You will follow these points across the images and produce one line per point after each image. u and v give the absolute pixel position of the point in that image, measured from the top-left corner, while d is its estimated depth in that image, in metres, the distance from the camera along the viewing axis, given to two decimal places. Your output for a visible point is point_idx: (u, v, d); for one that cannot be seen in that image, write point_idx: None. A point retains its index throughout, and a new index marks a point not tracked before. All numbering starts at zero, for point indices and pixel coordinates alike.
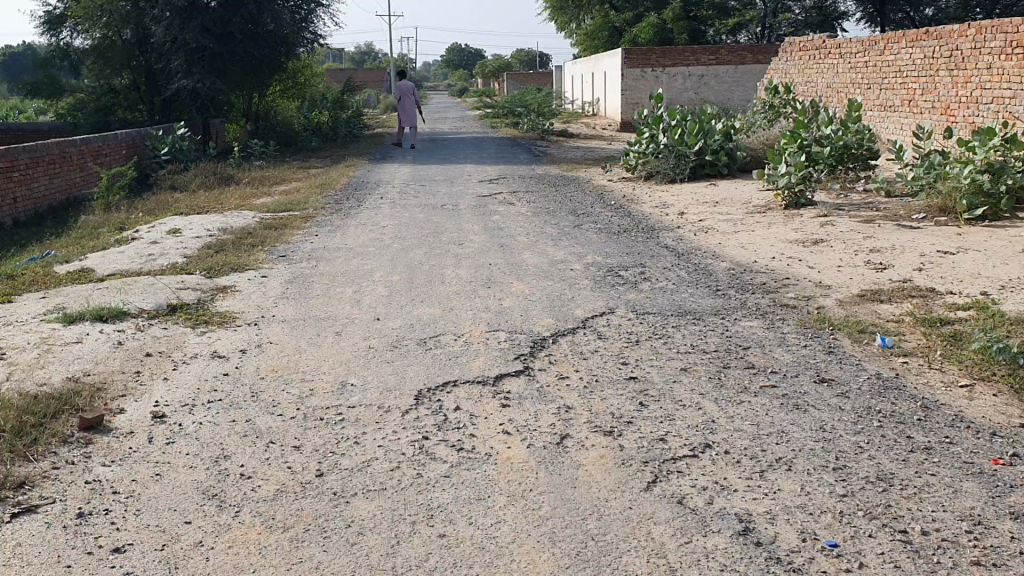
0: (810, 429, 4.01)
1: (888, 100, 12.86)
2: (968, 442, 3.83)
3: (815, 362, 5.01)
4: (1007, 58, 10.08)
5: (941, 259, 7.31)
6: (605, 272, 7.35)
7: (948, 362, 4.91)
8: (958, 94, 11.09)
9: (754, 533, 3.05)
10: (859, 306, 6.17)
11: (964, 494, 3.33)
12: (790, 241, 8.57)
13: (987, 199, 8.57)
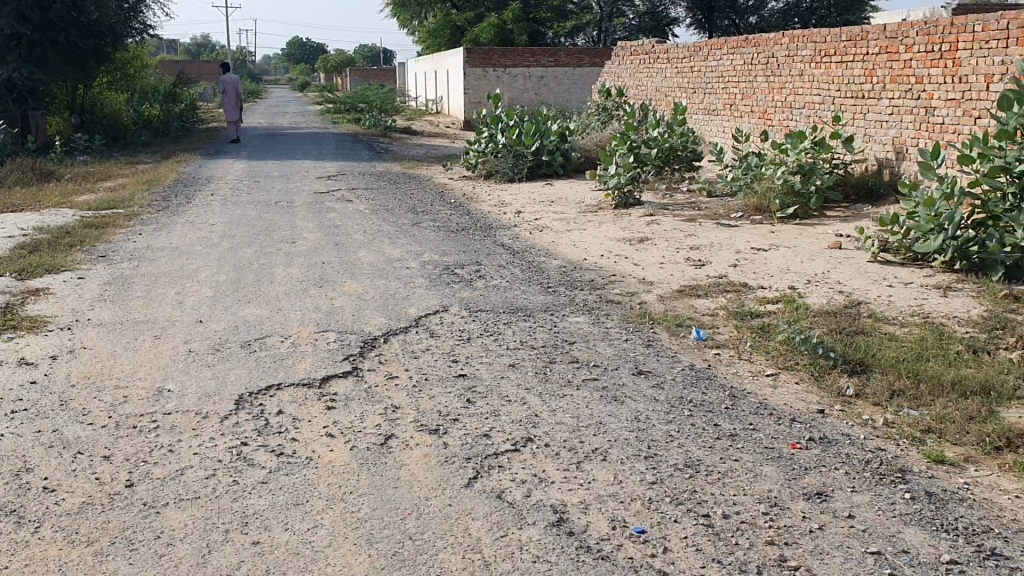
0: (626, 420, 4.16)
1: (711, 104, 13.44)
2: (770, 428, 4.08)
3: (635, 355, 5.20)
4: (817, 66, 10.74)
5: (754, 255, 7.73)
6: (441, 270, 7.37)
7: (757, 353, 5.21)
8: (773, 100, 11.72)
9: (568, 523, 3.14)
10: (679, 301, 6.45)
11: (763, 477, 3.55)
12: (618, 239, 8.85)
13: (798, 198, 9.12)
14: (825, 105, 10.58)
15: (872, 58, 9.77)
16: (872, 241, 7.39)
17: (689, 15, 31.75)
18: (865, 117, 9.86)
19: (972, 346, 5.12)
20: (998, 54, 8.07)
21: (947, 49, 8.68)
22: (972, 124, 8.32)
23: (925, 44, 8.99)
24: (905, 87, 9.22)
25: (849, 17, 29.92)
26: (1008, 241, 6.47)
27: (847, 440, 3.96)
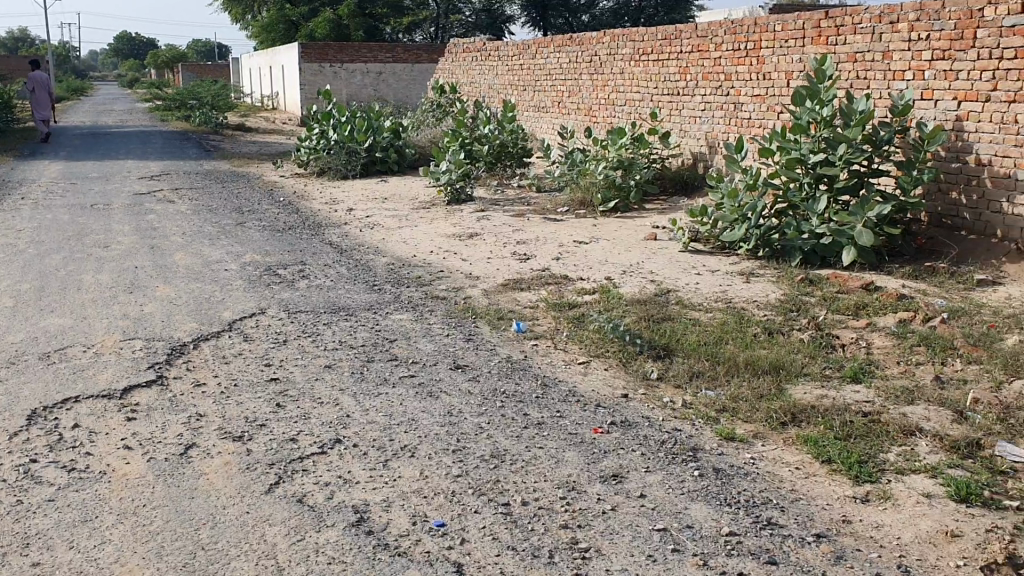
0: (437, 414, 4.19)
1: (541, 102, 13.68)
2: (576, 415, 4.20)
3: (453, 349, 5.23)
4: (636, 64, 11.10)
5: (577, 248, 7.94)
6: (262, 271, 7.21)
7: (572, 342, 5.35)
8: (598, 97, 12.02)
9: (367, 522, 3.14)
10: (502, 294, 6.54)
11: (564, 463, 3.66)
12: (447, 235, 8.90)
13: (619, 192, 9.45)
14: (645, 103, 10.97)
15: (685, 56, 10.18)
16: (684, 231, 7.72)
17: (523, 13, 32.15)
18: (681, 113, 10.29)
19: (768, 329, 5.43)
20: (796, 52, 8.60)
21: (752, 47, 9.16)
22: (776, 119, 8.83)
23: (732, 42, 9.43)
24: (716, 84, 9.67)
25: (675, 16, 31.12)
26: (804, 228, 6.90)
27: (646, 423, 4.13)
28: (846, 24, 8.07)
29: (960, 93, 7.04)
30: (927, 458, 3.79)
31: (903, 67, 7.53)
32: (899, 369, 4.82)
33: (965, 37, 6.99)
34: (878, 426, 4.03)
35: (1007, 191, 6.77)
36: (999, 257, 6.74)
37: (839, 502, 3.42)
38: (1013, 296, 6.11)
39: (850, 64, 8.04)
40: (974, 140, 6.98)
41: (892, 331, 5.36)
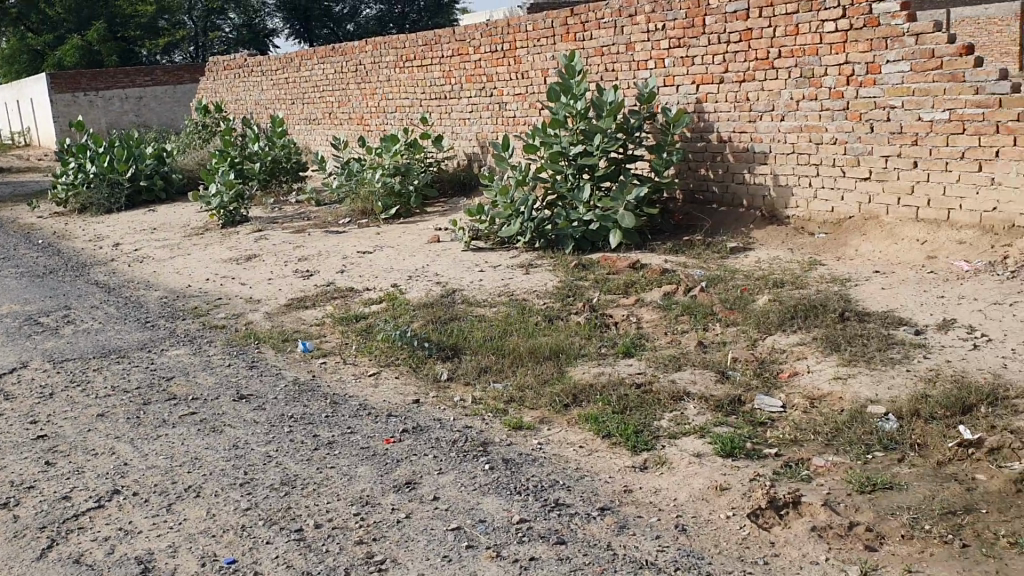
0: (223, 449, 4.06)
1: (311, 115, 13.48)
2: (367, 429, 4.19)
3: (237, 379, 5.08)
4: (401, 71, 11.16)
5: (360, 259, 7.91)
6: (21, 321, 6.73)
7: (360, 354, 5.34)
8: (367, 106, 12.00)
9: (153, 572, 3.02)
10: (286, 315, 6.43)
11: (356, 479, 3.65)
12: (225, 260, 8.62)
13: (399, 198, 9.51)
14: (414, 108, 11.08)
15: (447, 60, 10.33)
16: (463, 231, 7.87)
17: (286, 25, 31.23)
18: (450, 116, 10.49)
19: (548, 316, 5.65)
20: (549, 50, 8.92)
21: (508, 48, 9.43)
22: (538, 115, 9.19)
23: (490, 45, 9.65)
24: (479, 85, 9.90)
25: (439, 20, 31.50)
26: (573, 216, 7.23)
27: (437, 425, 4.19)
28: (590, 20, 8.47)
29: (697, 77, 7.70)
30: (695, 420, 4.10)
31: (645, 57, 8.07)
32: (667, 340, 5.16)
33: (696, 25, 7.61)
34: (651, 396, 4.32)
35: (747, 163, 7.52)
36: (747, 224, 7.49)
37: (621, 473, 3.63)
38: (762, 261, 6.69)
39: (598, 58, 8.47)
40: (714, 120, 7.69)
41: (659, 304, 5.71)
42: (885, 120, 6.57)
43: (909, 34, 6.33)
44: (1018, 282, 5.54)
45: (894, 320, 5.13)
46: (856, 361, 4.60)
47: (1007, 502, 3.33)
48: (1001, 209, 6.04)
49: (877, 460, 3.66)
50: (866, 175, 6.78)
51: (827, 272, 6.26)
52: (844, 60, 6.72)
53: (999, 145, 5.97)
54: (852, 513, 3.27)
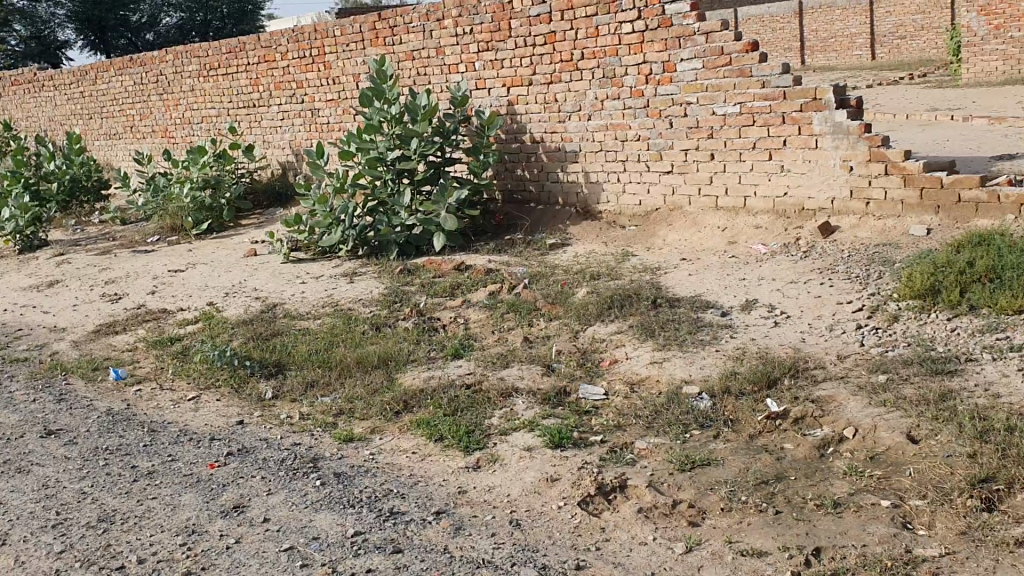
0: (31, 490, 3.80)
1: (111, 129, 12.80)
2: (189, 455, 4.03)
3: (43, 415, 4.75)
4: (205, 80, 10.76)
5: (173, 278, 7.59)
6: None
7: (178, 378, 5.12)
8: (172, 117, 11.51)
9: None
10: (95, 342, 6.09)
11: (180, 508, 3.50)
12: (23, 288, 8.07)
13: (210, 212, 9.22)
14: (222, 118, 10.73)
15: (254, 68, 10.04)
16: (282, 243, 7.70)
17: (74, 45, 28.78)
18: (261, 124, 10.25)
19: (373, 324, 5.60)
20: (359, 55, 8.84)
21: (316, 54, 9.26)
22: (352, 121, 9.10)
23: (297, 51, 9.45)
24: (289, 93, 9.71)
25: (245, 27, 27.80)
26: (395, 222, 7.21)
27: (264, 445, 4.08)
28: (398, 25, 8.44)
29: (507, 80, 7.86)
30: (524, 414, 4.18)
31: (455, 60, 8.14)
32: (493, 338, 5.23)
33: (502, 28, 7.75)
34: (479, 396, 4.37)
35: (560, 162, 7.75)
36: (563, 221, 7.72)
37: (454, 474, 3.65)
38: (580, 255, 6.89)
39: (409, 62, 8.48)
40: (526, 121, 7.87)
41: (483, 304, 5.78)
42: (683, 115, 6.91)
43: (700, 33, 6.66)
44: (810, 261, 5.96)
45: (704, 304, 5.41)
46: (671, 345, 4.81)
47: (811, 467, 3.58)
48: (791, 194, 6.54)
49: (695, 438, 3.85)
50: (669, 169, 7.12)
51: (640, 262, 6.53)
52: (643, 60, 7.00)
53: (786, 134, 6.44)
54: (675, 491, 3.42)
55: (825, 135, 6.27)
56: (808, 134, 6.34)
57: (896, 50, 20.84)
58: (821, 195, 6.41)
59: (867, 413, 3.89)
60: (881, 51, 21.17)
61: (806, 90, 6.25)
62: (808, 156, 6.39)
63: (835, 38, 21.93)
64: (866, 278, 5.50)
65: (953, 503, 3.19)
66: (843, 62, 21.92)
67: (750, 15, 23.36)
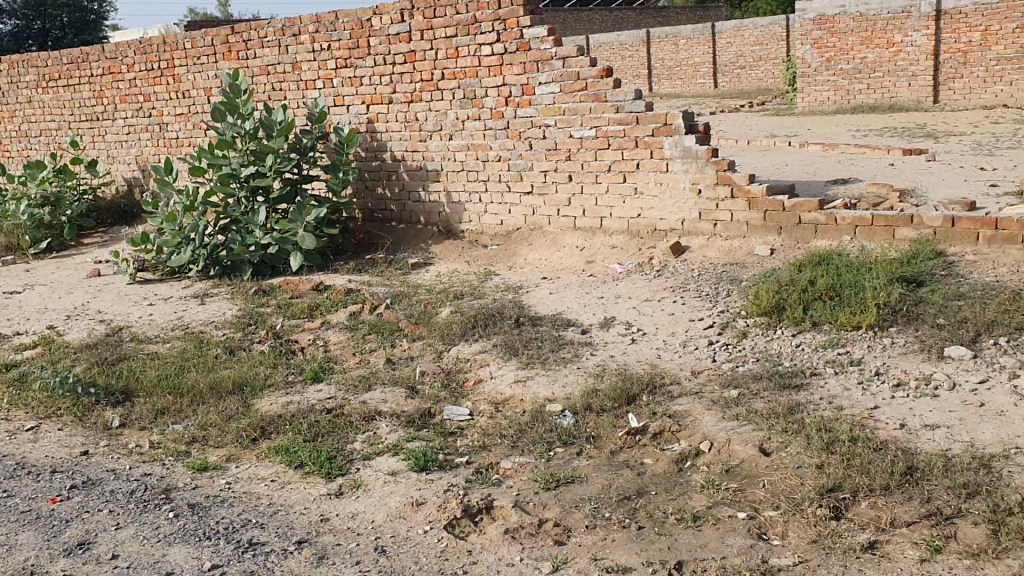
0: None
1: None
2: (26, 490, 3.76)
3: None
4: (44, 91, 10.20)
5: (7, 300, 7.11)
6: None
7: (15, 407, 4.78)
8: (6, 129, 10.85)
9: None
10: None
11: (18, 548, 3.26)
12: None
13: (50, 230, 8.74)
14: (63, 131, 10.20)
15: (97, 79, 9.58)
16: (127, 262, 7.35)
17: None
18: (105, 138, 9.81)
19: (228, 347, 5.41)
20: (211, 69, 8.55)
21: (165, 66, 8.91)
22: (203, 136, 8.81)
23: (144, 63, 9.07)
24: (135, 106, 9.32)
25: (86, 37, 26.14)
26: (249, 241, 7.01)
27: (111, 476, 3.85)
28: (252, 39, 8.23)
29: (366, 97, 7.80)
30: (388, 438, 4.12)
31: (313, 77, 8.02)
32: (355, 360, 5.14)
33: (360, 46, 7.67)
34: (341, 420, 4.27)
35: (421, 181, 7.77)
36: (425, 240, 7.74)
37: (316, 502, 3.55)
38: (441, 275, 6.88)
39: (264, 77, 8.29)
40: (386, 140, 7.84)
41: (343, 325, 5.68)
42: (542, 138, 7.01)
43: (557, 58, 6.75)
44: (662, 279, 6.14)
45: (564, 322, 5.48)
46: (533, 363, 4.85)
47: (671, 481, 3.67)
48: (644, 215, 6.75)
49: (559, 456, 3.88)
50: (528, 190, 7.22)
51: (502, 281, 6.57)
52: (502, 83, 7.06)
53: (639, 157, 6.62)
54: (541, 510, 3.44)
55: (675, 159, 6.48)
56: (659, 157, 6.54)
57: (737, 79, 21.86)
58: (672, 216, 6.64)
59: (722, 427, 4.02)
60: (723, 80, 22.18)
61: (657, 116, 6.44)
62: (660, 178, 6.60)
63: (680, 66, 22.82)
64: (715, 295, 5.71)
65: (804, 512, 3.32)
66: (688, 88, 22.86)
67: (601, 41, 24.04)
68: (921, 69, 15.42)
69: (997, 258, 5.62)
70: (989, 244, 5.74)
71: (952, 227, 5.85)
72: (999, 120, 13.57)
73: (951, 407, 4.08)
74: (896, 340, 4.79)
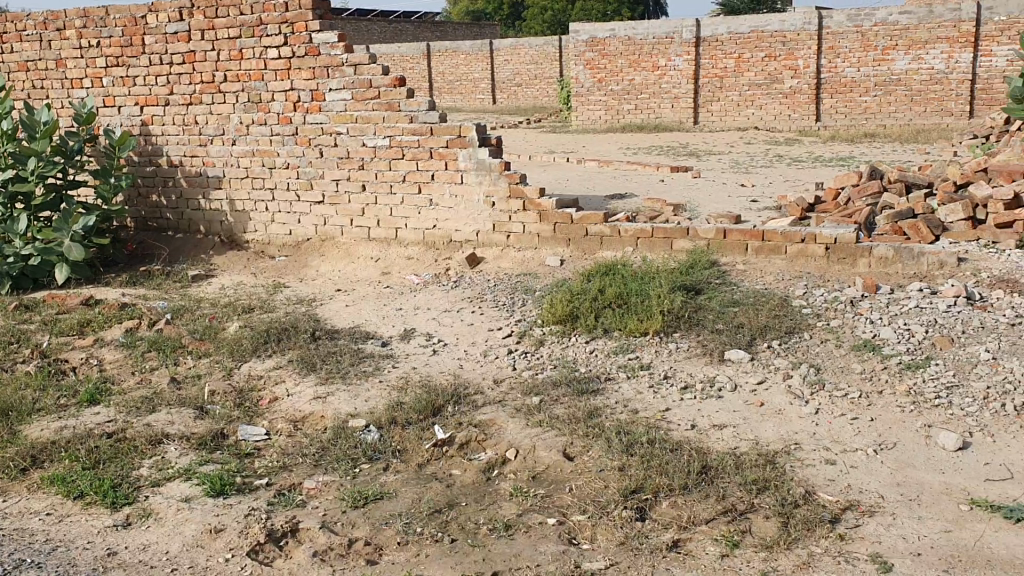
0: None
1: None
2: None
3: None
4: None
5: None
6: None
7: None
8: None
9: None
10: None
11: None
12: None
13: None
14: None
15: None
16: None
17: None
18: None
19: None
20: None
21: None
22: None
23: None
24: None
25: None
26: (7, 251, 6.38)
27: None
28: (10, 31, 7.54)
29: (140, 98, 7.33)
30: (178, 462, 3.85)
31: (79, 75, 7.45)
32: (135, 380, 4.78)
33: (134, 44, 7.19)
34: (124, 445, 3.95)
35: (200, 188, 7.40)
36: (206, 250, 7.38)
37: (100, 536, 3.25)
38: (226, 287, 6.56)
39: (23, 73, 7.61)
40: (162, 143, 7.40)
41: (120, 343, 5.28)
42: (333, 146, 6.84)
43: (347, 64, 6.61)
44: (459, 290, 6.15)
45: (361, 335, 5.36)
46: (332, 378, 4.70)
47: (480, 491, 3.64)
48: (439, 227, 6.74)
49: (364, 473, 3.77)
50: (319, 199, 7.04)
51: (292, 294, 6.35)
52: (290, 87, 6.83)
53: (434, 168, 6.60)
54: (350, 530, 3.32)
55: (468, 171, 6.51)
56: (453, 169, 6.55)
57: (514, 96, 22.46)
58: (467, 228, 6.68)
59: (526, 434, 4.05)
60: (501, 96, 22.68)
61: (451, 128, 6.44)
62: (454, 190, 6.61)
63: (459, 81, 23.14)
64: (511, 305, 5.77)
65: (610, 515, 3.39)
66: (468, 103, 23.24)
67: (381, 52, 23.96)
68: (683, 92, 16.45)
69: (765, 267, 6.05)
70: (756, 254, 6.18)
71: (724, 238, 6.22)
72: (752, 141, 14.69)
73: (734, 407, 4.33)
74: (681, 345, 5.02)
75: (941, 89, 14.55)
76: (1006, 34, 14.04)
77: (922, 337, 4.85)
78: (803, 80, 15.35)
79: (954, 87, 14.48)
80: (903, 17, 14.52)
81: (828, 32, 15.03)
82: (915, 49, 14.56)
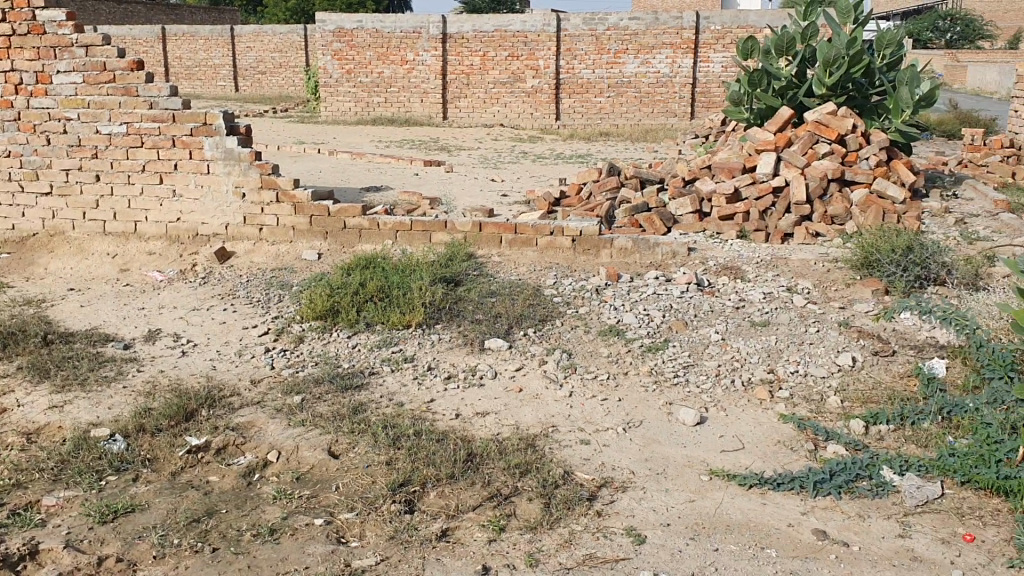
0: None
1: None
2: None
3: None
4: None
5: None
6: None
7: None
8: None
9: None
10: None
11: None
12: None
13: None
14: None
15: None
16: None
17: None
18: None
19: None
20: None
21: None
22: None
23: None
24: None
25: None
26: None
27: None
28: None
29: None
30: None
31: None
32: None
33: None
34: None
35: None
36: None
37: None
38: None
39: None
40: None
41: None
42: (62, 132, 6.32)
43: (77, 45, 6.14)
44: (209, 287, 5.88)
45: (101, 337, 5.00)
46: (69, 385, 4.35)
47: (241, 497, 3.51)
48: (185, 220, 6.40)
49: (111, 485, 3.52)
50: (47, 190, 6.49)
51: (17, 294, 5.81)
52: (10, 68, 6.26)
53: (176, 158, 6.24)
54: (99, 548, 3.09)
55: (215, 161, 6.22)
56: (198, 159, 6.23)
57: (257, 84, 21.74)
58: (215, 221, 6.40)
59: (288, 434, 3.95)
60: (244, 84, 21.88)
61: (195, 115, 6.11)
62: (200, 181, 6.31)
63: (198, 66, 22.07)
64: (266, 301, 5.60)
65: (378, 510, 3.38)
66: (207, 90, 22.21)
67: (109, 33, 22.32)
68: (431, 87, 16.54)
69: (518, 259, 6.25)
70: (510, 246, 6.36)
71: (480, 231, 6.36)
72: (499, 137, 15.10)
73: (495, 394, 4.44)
74: (442, 336, 5.09)
75: (666, 91, 15.70)
76: (721, 43, 15.33)
77: (661, 321, 5.20)
78: (543, 80, 15.97)
79: (678, 89, 15.65)
80: (632, 22, 15.47)
81: (566, 35, 15.70)
82: (643, 54, 15.58)
